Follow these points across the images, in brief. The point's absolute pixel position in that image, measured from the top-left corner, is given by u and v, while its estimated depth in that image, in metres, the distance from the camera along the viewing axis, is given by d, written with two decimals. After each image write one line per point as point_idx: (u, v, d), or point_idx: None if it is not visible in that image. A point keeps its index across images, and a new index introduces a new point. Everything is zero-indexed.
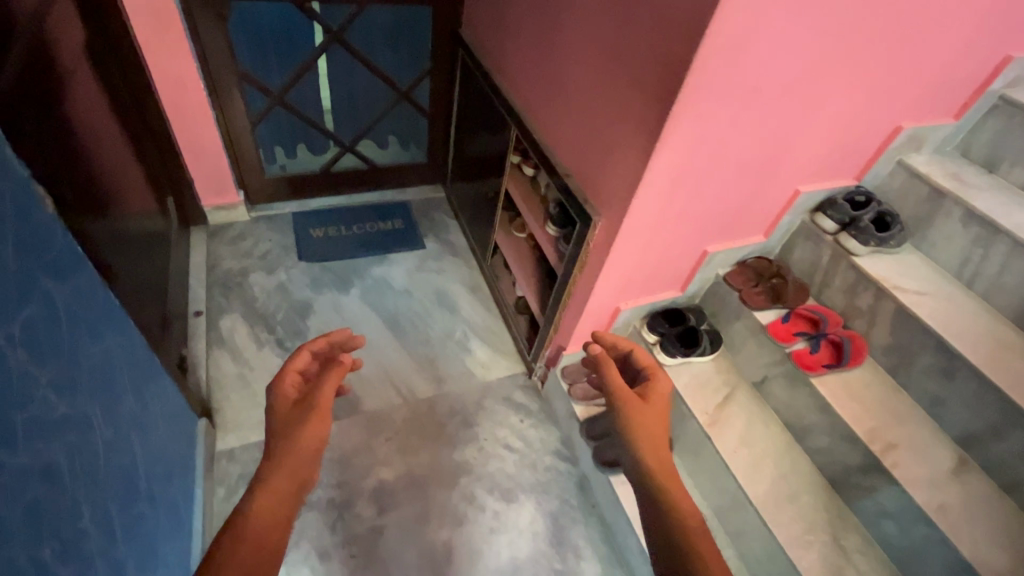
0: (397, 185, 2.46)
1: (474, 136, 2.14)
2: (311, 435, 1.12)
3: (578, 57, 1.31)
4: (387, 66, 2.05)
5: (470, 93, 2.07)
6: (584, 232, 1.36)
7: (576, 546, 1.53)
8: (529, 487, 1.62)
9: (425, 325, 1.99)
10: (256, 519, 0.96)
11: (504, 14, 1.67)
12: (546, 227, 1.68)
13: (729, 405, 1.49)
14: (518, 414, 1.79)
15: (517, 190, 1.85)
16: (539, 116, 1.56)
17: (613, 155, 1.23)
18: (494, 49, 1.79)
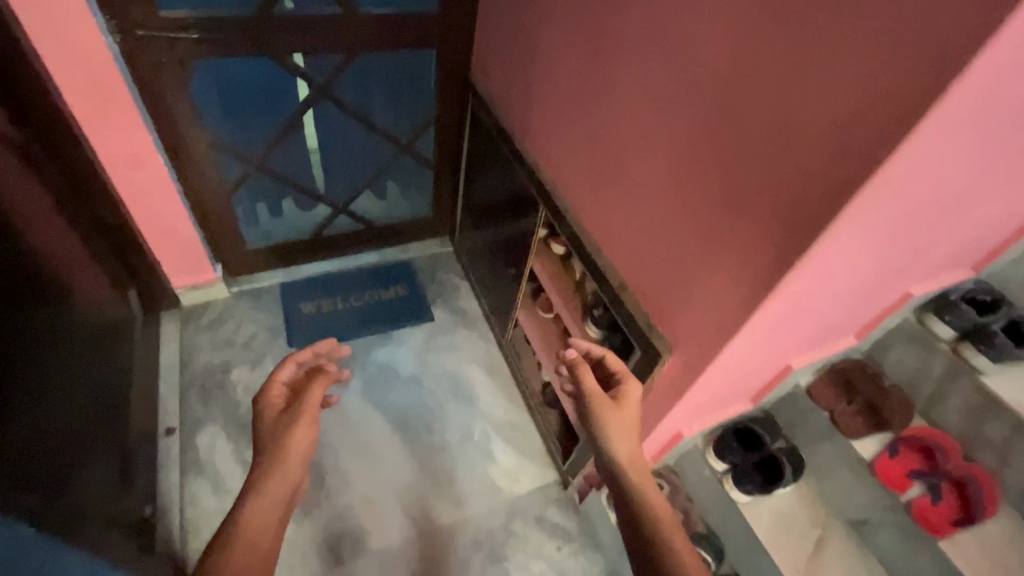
0: (398, 242, 2.16)
1: (489, 195, 1.83)
2: (303, 436, 1.16)
3: (640, 143, 1.02)
4: (387, 119, 1.75)
5: (484, 147, 1.76)
6: (648, 366, 1.07)
7: None
8: None
9: (438, 423, 1.70)
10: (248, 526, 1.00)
11: (534, 64, 1.36)
12: (586, 326, 1.40)
13: (821, 555, 1.20)
14: (554, 539, 1.51)
15: (545, 270, 1.55)
16: (579, 197, 1.27)
17: (693, 281, 0.94)
18: (518, 100, 1.49)
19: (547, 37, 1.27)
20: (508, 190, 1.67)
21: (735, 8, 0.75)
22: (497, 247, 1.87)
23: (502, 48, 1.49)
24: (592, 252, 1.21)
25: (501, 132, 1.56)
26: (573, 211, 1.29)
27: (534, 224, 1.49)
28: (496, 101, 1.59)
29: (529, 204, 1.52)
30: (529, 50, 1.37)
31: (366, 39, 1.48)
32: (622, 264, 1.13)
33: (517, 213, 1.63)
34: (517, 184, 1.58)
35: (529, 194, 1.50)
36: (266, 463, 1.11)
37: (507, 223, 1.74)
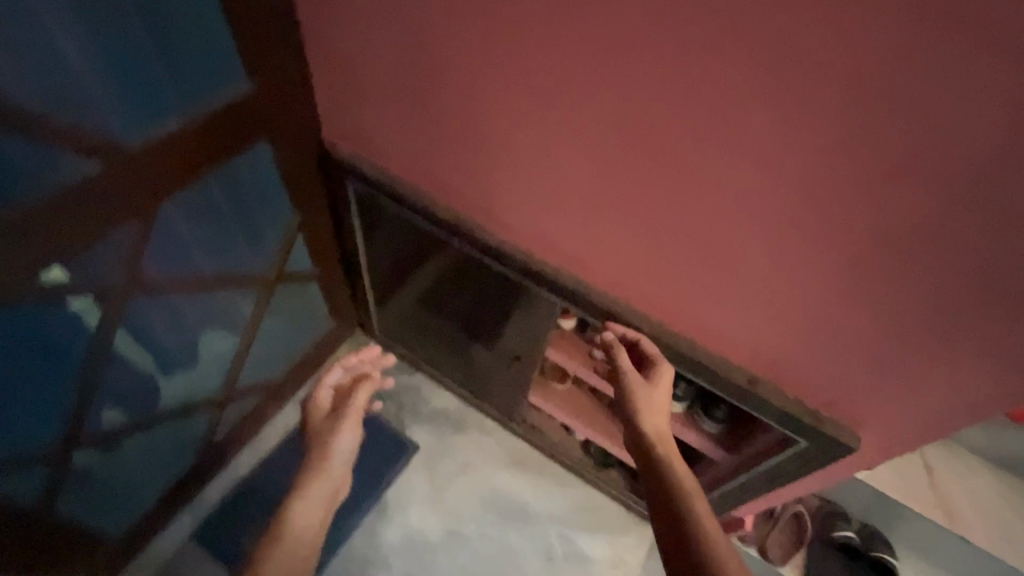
0: (309, 378, 1.59)
1: (421, 279, 1.35)
2: (349, 440, 1.09)
3: (758, 239, 0.71)
4: (233, 262, 1.14)
5: (396, 232, 1.25)
6: (819, 457, 0.89)
7: None
8: None
9: (511, 561, 1.41)
10: (290, 526, 0.93)
11: (463, 138, 0.91)
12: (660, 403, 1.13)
13: (937, 475, 1.25)
14: None
15: (567, 357, 1.23)
16: (627, 290, 0.94)
17: (900, 373, 0.74)
18: (441, 179, 1.03)
19: (483, 103, 0.82)
20: (463, 277, 1.22)
21: (991, 73, 0.46)
22: (456, 331, 1.43)
23: (389, 116, 0.98)
24: (683, 352, 0.93)
25: (432, 224, 1.09)
26: (623, 307, 0.96)
27: (543, 318, 1.14)
28: (397, 180, 1.10)
29: (516, 294, 1.13)
30: (446, 121, 0.90)
31: (157, 190, 0.85)
32: (742, 356, 0.89)
33: (491, 303, 1.22)
34: (483, 275, 1.16)
35: (517, 287, 1.11)
36: (314, 466, 1.04)
37: (469, 307, 1.30)
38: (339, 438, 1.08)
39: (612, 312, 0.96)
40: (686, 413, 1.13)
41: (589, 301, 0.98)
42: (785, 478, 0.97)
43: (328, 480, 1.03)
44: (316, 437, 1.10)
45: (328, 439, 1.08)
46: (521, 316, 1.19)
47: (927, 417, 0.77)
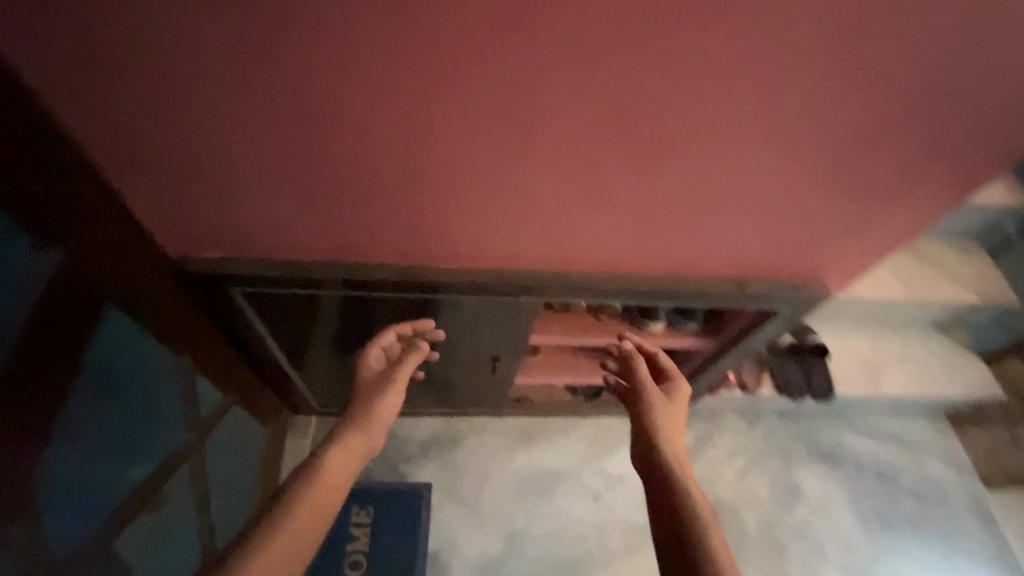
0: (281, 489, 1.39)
1: (360, 340, 1.19)
2: (389, 404, 1.01)
3: (728, 174, 0.77)
4: (153, 452, 0.87)
5: (315, 312, 1.07)
6: (796, 313, 1.04)
7: (836, 445, 1.68)
8: (784, 466, 1.62)
9: (571, 522, 1.46)
10: (331, 478, 0.85)
11: (392, 187, 0.77)
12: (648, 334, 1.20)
13: None
14: (709, 445, 1.62)
15: (549, 336, 1.19)
16: (607, 260, 0.95)
17: (845, 228, 0.89)
18: (370, 237, 0.88)
19: (414, 144, 0.70)
20: (416, 317, 1.12)
21: None
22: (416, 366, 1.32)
23: (276, 197, 0.78)
24: (671, 287, 1.00)
25: (373, 288, 0.95)
26: (605, 276, 0.98)
27: (522, 317, 1.11)
28: (310, 262, 0.92)
29: (479, 306, 1.06)
30: (365, 177, 0.75)
31: (20, 443, 0.58)
32: (720, 269, 0.98)
33: (456, 326, 1.15)
34: (440, 308, 1.08)
35: (485, 303, 1.05)
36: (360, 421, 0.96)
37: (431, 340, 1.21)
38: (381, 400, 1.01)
39: (599, 285, 0.98)
40: (669, 330, 1.22)
41: (573, 285, 0.97)
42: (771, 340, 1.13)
43: (367, 438, 0.95)
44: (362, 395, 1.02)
45: (373, 400, 1.00)
46: (494, 324, 1.14)
47: (867, 250, 0.95)
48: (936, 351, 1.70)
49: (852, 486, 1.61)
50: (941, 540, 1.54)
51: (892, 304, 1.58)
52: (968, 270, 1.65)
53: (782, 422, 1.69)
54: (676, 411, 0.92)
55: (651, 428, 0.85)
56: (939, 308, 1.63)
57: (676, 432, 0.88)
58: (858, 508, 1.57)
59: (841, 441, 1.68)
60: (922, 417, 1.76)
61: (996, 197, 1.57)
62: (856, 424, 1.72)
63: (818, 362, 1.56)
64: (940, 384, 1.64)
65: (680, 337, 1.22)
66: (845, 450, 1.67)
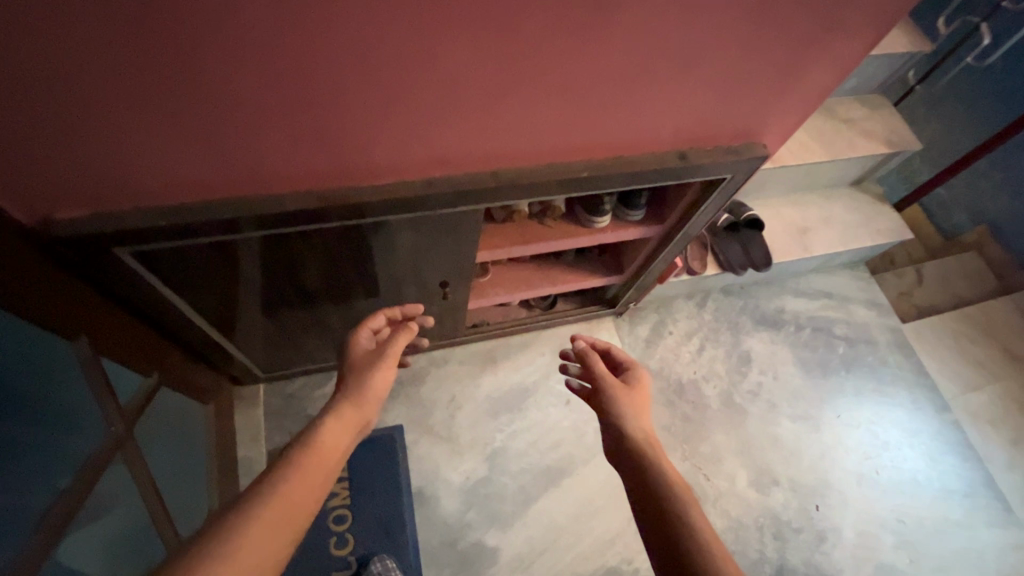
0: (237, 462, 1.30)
1: (290, 291, 1.09)
2: (380, 381, 1.00)
3: (667, 28, 0.69)
4: (56, 454, 0.73)
5: (229, 266, 0.94)
6: (738, 182, 1.02)
7: (777, 309, 1.79)
8: (734, 337, 1.71)
9: (549, 429, 1.48)
10: (322, 453, 0.84)
11: (288, 90, 0.64)
12: (596, 230, 1.16)
13: None
14: (664, 332, 1.68)
15: (496, 250, 1.12)
16: (547, 153, 0.87)
17: (781, 81, 0.86)
18: (274, 162, 0.75)
19: (298, 20, 0.56)
20: (348, 255, 1.02)
21: None
22: (360, 307, 1.25)
23: (144, 118, 0.64)
24: (620, 176, 0.92)
25: (292, 223, 0.83)
26: (551, 173, 0.89)
27: (466, 235, 1.03)
28: (207, 203, 0.79)
29: (414, 229, 0.97)
30: (251, 79, 0.62)
31: None
32: (661, 145, 0.93)
33: (395, 256, 1.06)
34: (373, 239, 0.97)
35: (421, 223, 0.96)
36: (353, 396, 0.95)
37: (369, 275, 1.12)
38: (369, 378, 1.00)
39: (546, 184, 0.89)
40: (616, 222, 1.19)
41: (517, 189, 0.88)
42: (715, 213, 1.13)
43: (359, 412, 0.95)
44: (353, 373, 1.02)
45: (364, 377, 1.00)
46: (436, 248, 1.06)
47: (802, 103, 0.93)
48: (856, 206, 1.80)
49: (794, 344, 1.73)
50: (871, 374, 1.72)
51: (813, 167, 1.65)
52: (878, 124, 1.72)
53: (727, 298, 1.77)
54: (639, 400, 0.96)
55: (617, 420, 0.89)
56: (855, 164, 1.71)
57: (642, 420, 0.92)
58: (801, 362, 1.71)
59: (780, 306, 1.80)
60: (848, 270, 1.90)
61: (902, 45, 1.60)
62: (792, 288, 1.83)
63: (754, 235, 1.60)
64: (859, 237, 1.76)
65: (628, 228, 1.20)
66: (785, 314, 1.78)
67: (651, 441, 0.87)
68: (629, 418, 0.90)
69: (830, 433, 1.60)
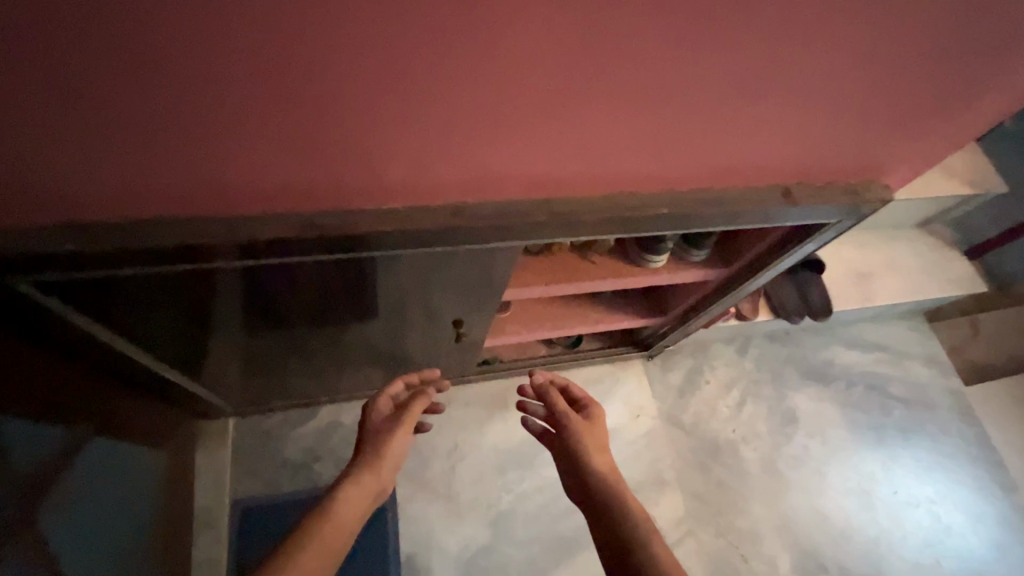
0: (190, 516, 1.07)
1: (266, 321, 0.87)
2: (396, 447, 0.99)
3: (831, 18, 0.48)
4: None
5: (189, 292, 0.72)
6: (842, 227, 0.81)
7: (827, 360, 1.56)
8: (779, 391, 1.49)
9: (565, 490, 1.26)
10: (337, 518, 0.85)
11: (269, 61, 0.42)
12: (650, 269, 0.95)
13: None
14: (700, 380, 1.46)
15: (528, 290, 0.91)
16: (619, 178, 0.65)
17: (943, 108, 0.64)
18: (246, 170, 0.53)
19: None
20: (343, 284, 0.80)
21: None
22: (353, 339, 1.04)
23: (43, 87, 0.42)
24: (704, 217, 0.71)
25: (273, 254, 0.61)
26: (624, 207, 0.67)
27: (493, 270, 0.82)
28: (151, 220, 0.56)
29: (424, 261, 0.75)
30: (210, 37, 0.40)
31: None
32: (759, 178, 0.71)
33: (402, 288, 0.85)
34: (376, 269, 0.76)
35: (441, 256, 0.74)
36: (372, 463, 0.95)
37: (368, 308, 0.91)
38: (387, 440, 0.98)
39: (613, 222, 0.68)
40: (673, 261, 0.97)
41: (574, 228, 0.67)
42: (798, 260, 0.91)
43: (376, 478, 0.94)
44: (371, 441, 0.99)
45: (383, 441, 0.98)
46: (453, 283, 0.85)
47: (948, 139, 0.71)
48: (923, 250, 1.59)
49: (846, 404, 1.52)
50: (930, 444, 1.51)
51: None
52: (958, 160, 1.51)
53: (771, 345, 1.55)
54: (598, 430, 0.93)
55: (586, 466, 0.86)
56: (931, 204, 1.50)
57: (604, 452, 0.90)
58: (853, 425, 1.49)
59: (830, 357, 1.57)
60: (906, 319, 1.69)
61: None
62: (845, 336, 1.61)
63: (813, 277, 1.38)
64: (926, 286, 1.55)
65: (687, 269, 0.98)
66: (837, 366, 1.56)
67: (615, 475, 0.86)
68: (592, 456, 0.88)
69: (885, 512, 1.39)
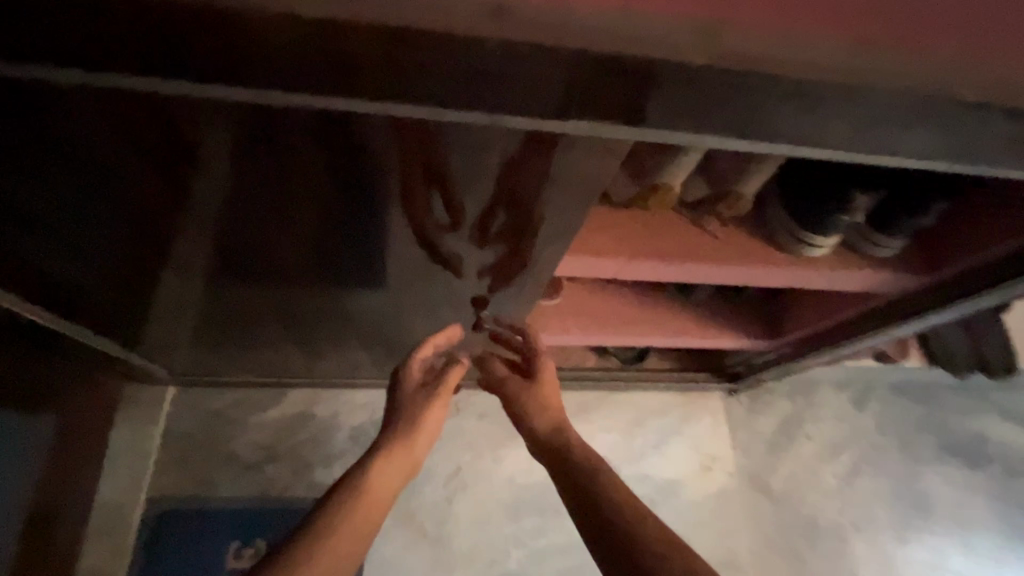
0: (86, 509, 0.79)
1: (208, 259, 0.57)
2: (433, 420, 0.66)
3: None
4: None
5: (49, 167, 0.41)
6: None
7: (978, 433, 1.13)
8: (909, 464, 1.08)
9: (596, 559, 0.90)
10: (362, 504, 0.54)
11: None
12: (812, 255, 0.57)
13: None
14: (798, 434, 1.07)
15: (594, 262, 0.55)
16: (886, 8, 0.28)
17: None
18: None
19: None
20: (309, 222, 0.49)
21: None
22: (338, 309, 0.74)
23: None
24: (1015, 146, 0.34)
25: (145, 79, 0.28)
26: (899, 85, 0.28)
27: (547, 220, 0.48)
28: None
29: (475, 158, 0.39)
30: None
31: None
32: None
33: (397, 240, 0.54)
34: (359, 195, 0.45)
35: (460, 178, 0.42)
36: (403, 438, 0.62)
37: (356, 271, 0.61)
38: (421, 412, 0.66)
39: (838, 128, 0.31)
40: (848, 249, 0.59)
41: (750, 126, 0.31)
42: None
43: (408, 455, 0.62)
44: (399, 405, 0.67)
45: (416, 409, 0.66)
46: (476, 235, 0.53)
47: None
48: None
49: (1000, 497, 1.09)
50: None
51: None
52: None
53: (901, 402, 1.13)
54: (544, 382, 0.65)
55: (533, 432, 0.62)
56: None
57: (549, 405, 0.63)
58: (1008, 529, 1.06)
59: (980, 432, 1.14)
60: None
61: None
62: (1004, 403, 1.17)
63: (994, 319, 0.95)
64: None
65: (870, 263, 0.59)
66: (990, 442, 1.13)
67: (562, 432, 0.60)
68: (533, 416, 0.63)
69: None
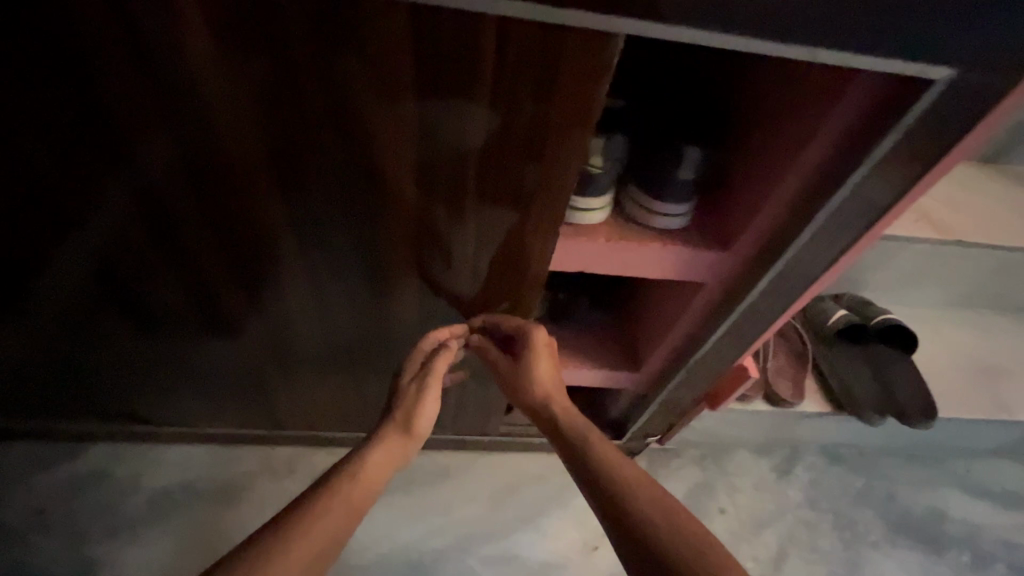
0: None
1: (192, 278, 0.54)
2: (434, 409, 0.60)
3: None
4: None
5: (49, 134, 0.41)
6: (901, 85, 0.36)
7: (934, 509, 0.94)
8: (849, 548, 0.88)
9: None
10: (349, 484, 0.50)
11: None
12: (585, 215, 0.51)
13: None
14: (706, 508, 0.89)
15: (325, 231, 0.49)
16: None
17: None
18: None
19: None
20: (291, 233, 0.50)
21: None
22: (288, 373, 0.69)
23: None
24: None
25: None
26: None
27: (519, 218, 0.49)
28: None
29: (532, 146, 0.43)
30: None
31: None
32: None
33: (393, 268, 0.55)
34: (347, 182, 0.46)
35: (466, 181, 0.46)
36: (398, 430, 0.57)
37: (328, 308, 0.59)
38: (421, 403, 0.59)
39: None
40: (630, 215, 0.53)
41: None
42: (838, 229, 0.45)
43: (405, 443, 0.57)
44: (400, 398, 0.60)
45: (412, 402, 0.59)
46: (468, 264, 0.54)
47: None
48: None
49: None
50: None
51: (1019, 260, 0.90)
52: None
53: (833, 470, 0.96)
54: (535, 361, 0.60)
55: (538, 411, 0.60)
56: None
57: (540, 380, 0.60)
58: None
59: (937, 508, 0.94)
60: None
61: None
62: (961, 473, 0.98)
63: (896, 355, 0.86)
64: None
65: (660, 230, 0.52)
66: (950, 520, 0.93)
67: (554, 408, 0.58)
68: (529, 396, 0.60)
69: None
